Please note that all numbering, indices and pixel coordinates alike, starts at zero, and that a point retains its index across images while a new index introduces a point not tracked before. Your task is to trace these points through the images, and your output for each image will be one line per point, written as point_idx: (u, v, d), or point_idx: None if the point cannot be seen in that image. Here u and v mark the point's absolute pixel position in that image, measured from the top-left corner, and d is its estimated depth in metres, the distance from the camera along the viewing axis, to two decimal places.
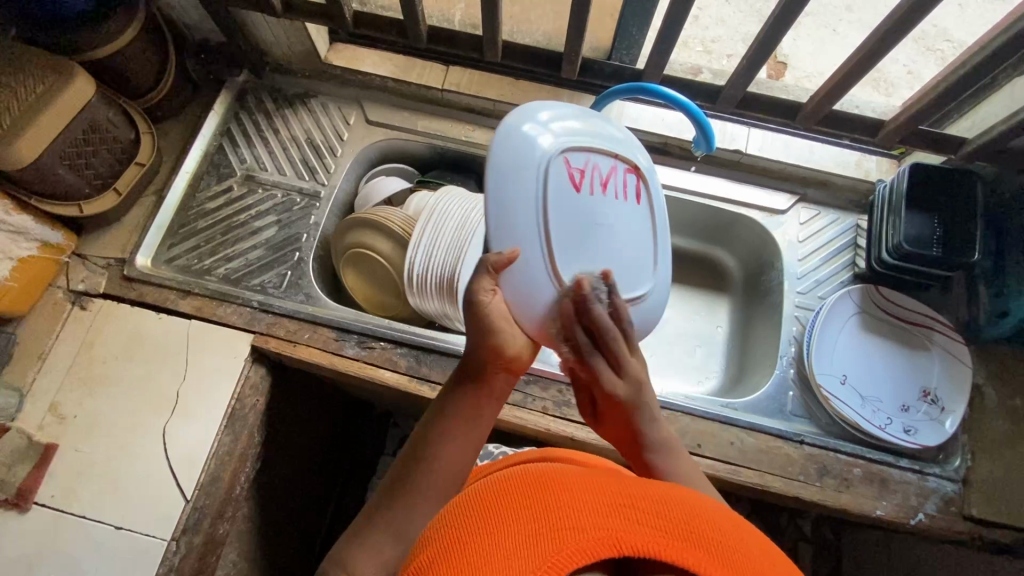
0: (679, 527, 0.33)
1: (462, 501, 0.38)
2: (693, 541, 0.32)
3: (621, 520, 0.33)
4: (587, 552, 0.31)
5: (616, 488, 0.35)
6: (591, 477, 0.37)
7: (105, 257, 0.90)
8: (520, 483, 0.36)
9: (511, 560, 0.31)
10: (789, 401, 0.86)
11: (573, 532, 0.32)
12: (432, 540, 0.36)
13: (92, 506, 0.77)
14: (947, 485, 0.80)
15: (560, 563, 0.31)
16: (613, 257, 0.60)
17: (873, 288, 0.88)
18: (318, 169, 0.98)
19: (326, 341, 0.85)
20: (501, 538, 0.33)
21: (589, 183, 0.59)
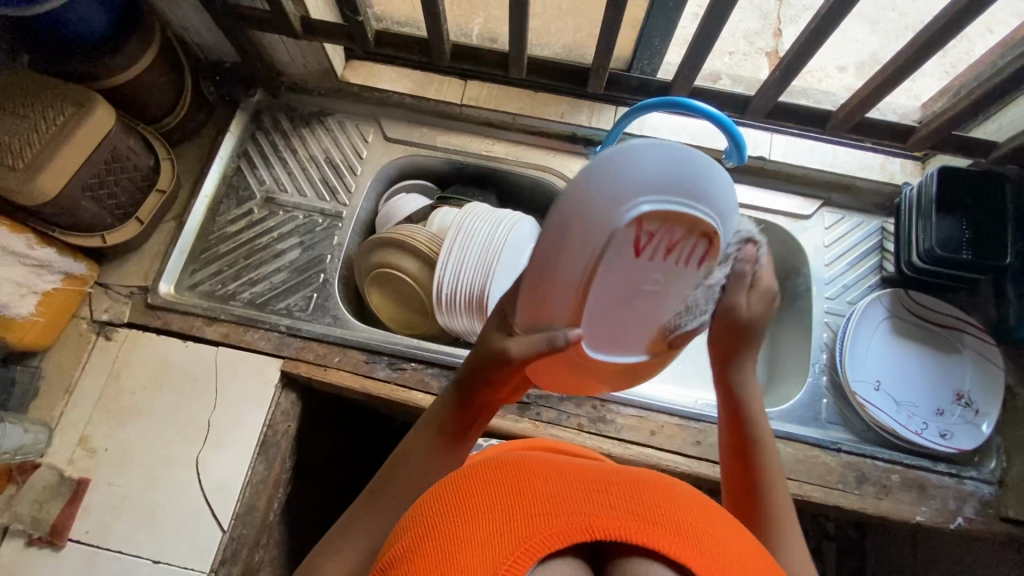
0: (644, 511, 0.34)
1: (437, 491, 0.38)
2: (659, 524, 0.34)
3: (592, 505, 0.34)
4: (560, 537, 0.33)
5: (584, 474, 0.37)
6: (562, 463, 0.39)
7: (128, 286, 0.89)
8: (495, 471, 0.37)
9: (483, 546, 0.32)
10: (823, 409, 0.85)
11: (546, 518, 0.33)
12: (410, 530, 0.37)
13: (129, 540, 0.76)
14: (984, 488, 0.80)
15: (530, 549, 0.32)
16: (644, 323, 0.49)
17: (903, 292, 0.88)
18: (338, 189, 0.97)
19: (357, 364, 0.84)
20: (476, 525, 0.34)
21: (656, 252, 0.44)
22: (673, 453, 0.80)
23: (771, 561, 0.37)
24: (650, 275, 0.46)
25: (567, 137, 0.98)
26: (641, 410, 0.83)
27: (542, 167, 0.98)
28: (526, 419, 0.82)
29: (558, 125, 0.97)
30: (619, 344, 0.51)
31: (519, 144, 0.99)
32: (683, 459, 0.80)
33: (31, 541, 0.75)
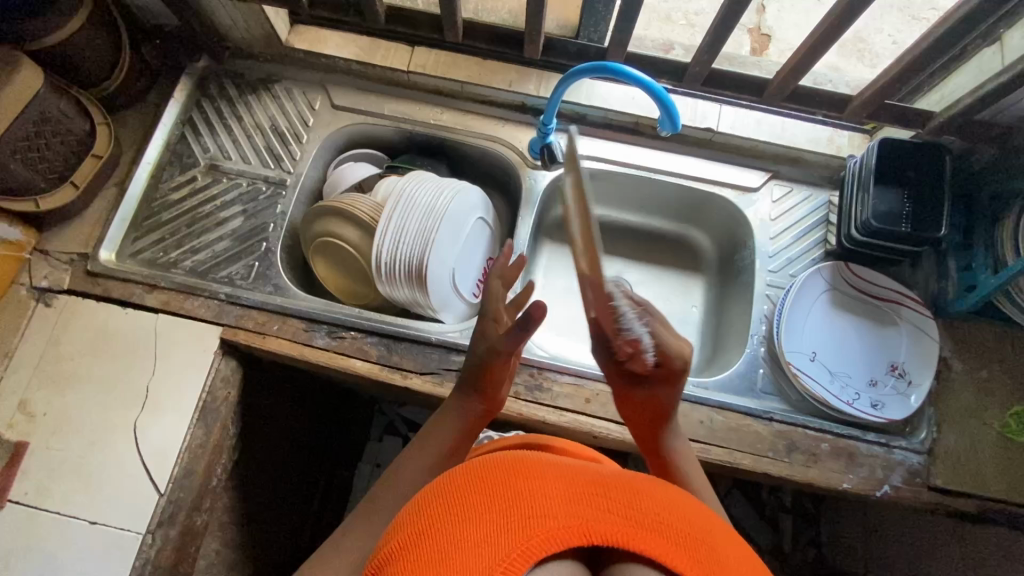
0: (643, 519, 0.36)
1: (442, 488, 0.39)
2: (658, 533, 0.36)
3: (591, 510, 0.36)
4: (558, 539, 0.34)
5: (593, 477, 0.39)
6: (571, 466, 0.40)
7: (68, 253, 0.88)
8: (506, 473, 0.38)
9: (486, 543, 0.34)
10: (759, 379, 0.86)
11: (546, 521, 0.35)
12: (416, 523, 0.38)
13: (65, 502, 0.77)
14: (913, 457, 0.81)
15: (529, 550, 0.34)
16: None
17: (843, 264, 0.89)
18: (283, 157, 0.96)
19: (295, 332, 0.85)
20: (478, 526, 0.35)
21: None
22: (607, 421, 0.81)
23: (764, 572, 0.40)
24: None
25: (516, 106, 0.97)
26: (577, 378, 0.83)
27: (491, 137, 0.97)
28: None
29: (506, 94, 0.96)
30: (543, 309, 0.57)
31: (468, 114, 0.98)
32: (615, 426, 0.81)
33: None
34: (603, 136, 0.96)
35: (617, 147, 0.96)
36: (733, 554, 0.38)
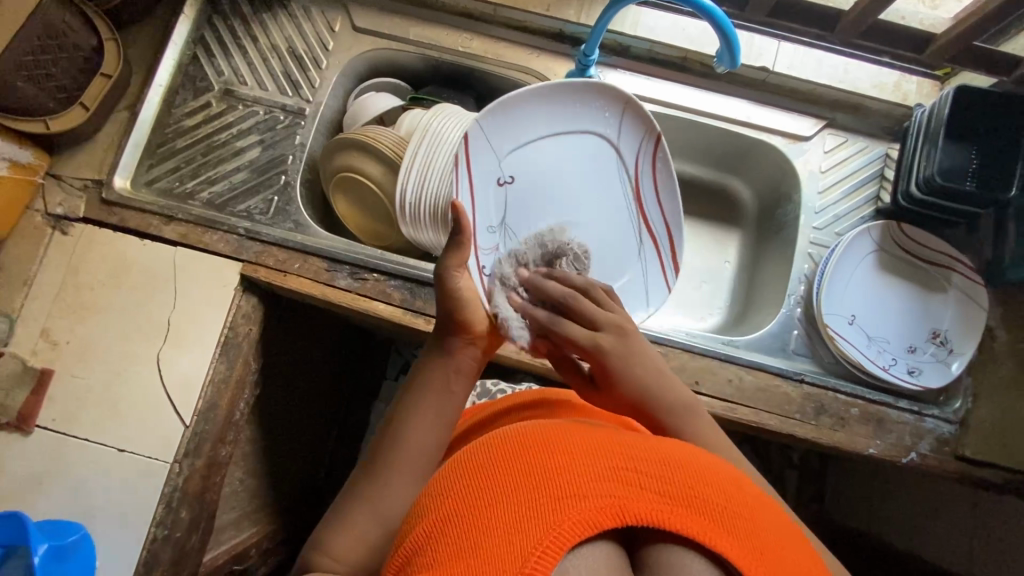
0: (677, 494, 0.35)
1: (459, 471, 0.38)
2: (696, 510, 0.34)
3: (623, 488, 0.34)
4: (591, 523, 0.33)
5: (622, 452, 0.37)
6: (597, 440, 0.39)
7: (82, 178, 0.85)
8: (531, 452, 0.37)
9: (513, 531, 0.33)
10: (792, 340, 0.83)
11: (578, 501, 0.33)
12: (435, 507, 0.37)
13: (92, 430, 0.78)
14: (943, 426, 0.80)
15: (560, 538, 0.32)
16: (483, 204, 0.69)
17: (895, 224, 0.83)
18: (302, 84, 0.90)
19: (317, 271, 0.82)
20: (504, 511, 0.34)
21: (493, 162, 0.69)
22: None
23: (805, 541, 0.38)
24: (489, 172, 0.69)
25: (553, 35, 0.89)
26: None
27: (524, 68, 0.89)
28: None
29: (544, 20, 0.88)
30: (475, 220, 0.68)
31: (500, 41, 0.90)
32: None
33: None
34: (645, 71, 0.89)
35: (666, 86, 0.88)
36: (776, 523, 0.37)
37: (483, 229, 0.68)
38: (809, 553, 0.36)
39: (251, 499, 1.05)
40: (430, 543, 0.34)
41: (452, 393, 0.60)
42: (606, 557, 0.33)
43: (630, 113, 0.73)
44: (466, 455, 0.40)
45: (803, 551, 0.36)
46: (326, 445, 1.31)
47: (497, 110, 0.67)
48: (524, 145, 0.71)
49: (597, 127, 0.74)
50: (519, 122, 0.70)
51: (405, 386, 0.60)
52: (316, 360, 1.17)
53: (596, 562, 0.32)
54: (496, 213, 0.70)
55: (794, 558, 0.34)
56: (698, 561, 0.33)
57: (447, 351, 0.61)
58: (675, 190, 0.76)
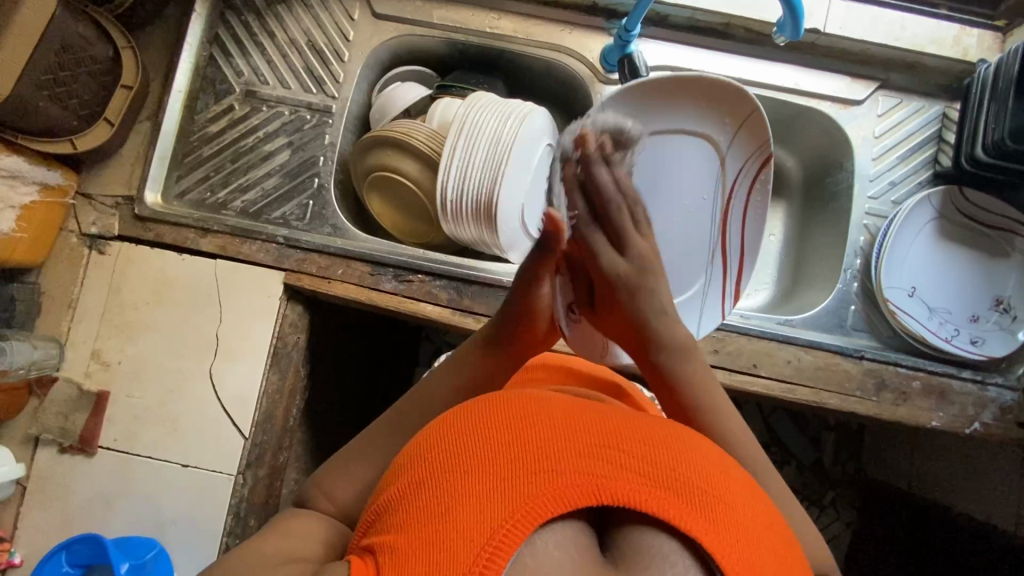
0: (655, 477, 0.39)
1: (446, 433, 0.43)
2: (669, 492, 0.39)
3: (602, 468, 0.39)
4: (565, 499, 0.38)
5: (605, 433, 0.41)
6: (580, 416, 0.43)
7: (112, 195, 0.83)
8: (514, 425, 0.41)
9: (492, 497, 0.37)
10: (850, 316, 0.81)
11: (555, 479, 0.38)
12: (421, 466, 0.41)
13: (154, 448, 0.79)
14: (1006, 394, 0.78)
15: (535, 511, 0.37)
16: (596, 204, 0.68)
17: (957, 189, 0.80)
18: (325, 79, 0.86)
19: (362, 276, 0.80)
20: (483, 477, 0.38)
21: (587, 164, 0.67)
22: None
23: (778, 520, 0.43)
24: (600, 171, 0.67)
25: (586, 8, 0.85)
26: None
27: (557, 47, 0.85)
28: None
29: None
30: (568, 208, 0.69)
31: (530, 19, 0.86)
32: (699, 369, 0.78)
33: (64, 449, 0.79)
34: (685, 41, 0.84)
35: (709, 57, 0.84)
36: (749, 505, 0.40)
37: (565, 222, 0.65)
38: (775, 531, 0.40)
39: None
40: (415, 499, 0.39)
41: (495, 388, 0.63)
42: (572, 529, 0.38)
43: (749, 127, 0.69)
44: (455, 419, 0.44)
45: (770, 527, 0.41)
46: None
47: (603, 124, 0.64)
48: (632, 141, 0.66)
49: (712, 134, 0.70)
50: (638, 113, 0.66)
51: (446, 369, 0.63)
52: (355, 356, 1.17)
53: (562, 534, 0.38)
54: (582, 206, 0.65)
55: (761, 544, 0.38)
56: (665, 538, 0.38)
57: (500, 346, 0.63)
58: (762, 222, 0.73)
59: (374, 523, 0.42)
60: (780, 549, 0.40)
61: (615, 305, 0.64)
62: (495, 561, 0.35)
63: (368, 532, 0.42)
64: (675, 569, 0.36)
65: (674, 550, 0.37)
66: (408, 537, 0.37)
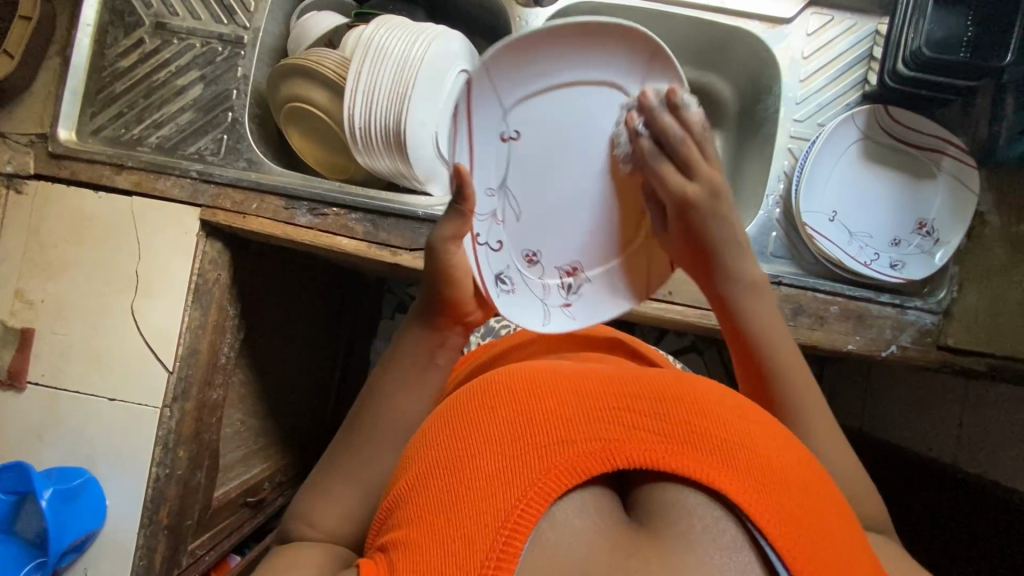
0: (673, 432, 0.39)
1: (450, 420, 0.43)
2: (689, 448, 0.38)
3: (613, 432, 0.38)
4: (581, 466, 0.37)
5: (614, 396, 0.41)
6: (585, 382, 0.43)
7: (26, 134, 0.82)
8: (519, 401, 0.41)
9: (503, 475, 0.37)
10: (771, 243, 0.80)
11: (566, 449, 0.37)
12: (429, 455, 0.41)
13: (81, 382, 0.80)
14: (926, 317, 0.77)
15: (552, 482, 0.36)
16: (530, 148, 0.59)
17: (882, 107, 0.77)
18: (236, 9, 0.84)
19: (276, 210, 0.80)
20: (493, 459, 0.38)
21: (464, 116, 0.53)
22: None
23: (807, 460, 0.42)
24: (491, 113, 0.55)
25: None
26: None
27: None
28: None
29: None
30: (495, 122, 0.56)
31: None
32: None
33: None
34: None
35: None
36: (772, 446, 0.40)
37: (481, 191, 0.56)
38: (804, 472, 0.40)
39: (257, 438, 1.09)
40: (423, 490, 0.38)
41: (436, 368, 0.56)
42: (592, 495, 0.38)
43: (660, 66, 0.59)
44: (457, 407, 0.44)
45: (800, 471, 0.40)
46: (331, 383, 1.35)
47: (485, 68, 0.53)
48: (529, 97, 0.57)
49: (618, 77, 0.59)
50: (527, 65, 0.56)
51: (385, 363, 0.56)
52: (308, 302, 1.18)
53: (581, 501, 0.37)
54: (495, 173, 0.57)
55: (789, 486, 0.38)
56: (689, 492, 0.37)
57: (430, 326, 0.57)
58: None
59: (385, 522, 0.41)
60: (812, 486, 0.39)
61: (688, 237, 0.58)
62: (514, 541, 0.34)
63: (382, 528, 0.41)
64: (703, 522, 0.36)
65: (697, 501, 0.36)
66: (421, 530, 0.36)
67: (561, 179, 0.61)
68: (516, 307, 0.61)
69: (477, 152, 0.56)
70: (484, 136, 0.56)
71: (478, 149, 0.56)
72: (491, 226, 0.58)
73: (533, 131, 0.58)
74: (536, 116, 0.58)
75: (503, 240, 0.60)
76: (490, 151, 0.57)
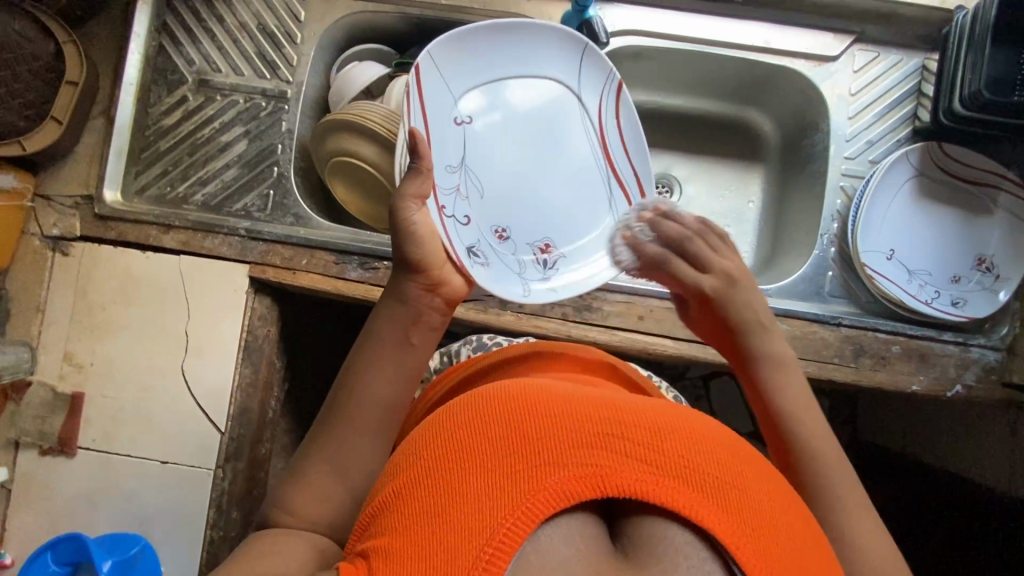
0: (665, 463, 0.36)
1: (439, 428, 0.41)
2: (682, 482, 0.36)
3: (604, 459, 0.36)
4: (568, 492, 0.35)
5: (607, 417, 0.38)
6: (582, 401, 0.40)
7: (72, 196, 0.82)
8: (513, 416, 0.39)
9: (488, 496, 0.35)
10: (827, 283, 0.79)
11: (554, 472, 0.35)
12: (414, 465, 0.39)
13: (133, 446, 0.79)
14: (990, 354, 0.76)
15: (535, 508, 0.34)
16: (482, 133, 0.71)
17: (936, 145, 0.77)
18: (278, 64, 0.85)
19: (326, 266, 0.79)
20: (479, 477, 0.36)
21: (417, 100, 0.64)
22: (661, 337, 0.78)
23: (800, 506, 0.39)
24: (444, 101, 0.67)
25: None
26: None
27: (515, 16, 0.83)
28: (508, 311, 0.78)
29: None
30: (449, 108, 0.68)
31: None
32: (671, 341, 0.78)
33: (44, 451, 0.79)
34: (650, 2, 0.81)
35: (673, 18, 0.81)
36: (764, 489, 0.38)
37: (439, 167, 0.67)
38: (792, 517, 0.37)
39: None
40: (404, 501, 0.37)
41: (412, 348, 0.56)
42: (578, 522, 0.35)
43: (589, 58, 0.73)
44: (448, 417, 0.42)
45: (791, 514, 0.37)
46: None
47: (430, 59, 0.65)
48: (475, 88, 0.70)
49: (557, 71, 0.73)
50: (473, 61, 0.69)
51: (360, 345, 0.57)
52: None
53: (567, 528, 0.35)
54: (453, 154, 0.68)
55: (781, 531, 0.35)
56: (677, 530, 0.35)
57: (403, 299, 0.57)
58: (638, 131, 0.75)
59: (367, 527, 0.39)
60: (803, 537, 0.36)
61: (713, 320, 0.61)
62: (496, 562, 0.33)
63: (363, 534, 0.39)
64: (689, 564, 0.33)
65: (681, 540, 0.34)
66: (398, 541, 0.35)
67: (512, 164, 0.73)
68: (494, 279, 0.67)
69: (435, 134, 0.66)
70: (438, 122, 0.67)
71: (435, 133, 0.66)
72: (456, 201, 0.68)
73: (482, 120, 0.71)
74: (484, 103, 0.70)
75: (470, 216, 0.69)
76: (445, 135, 0.67)
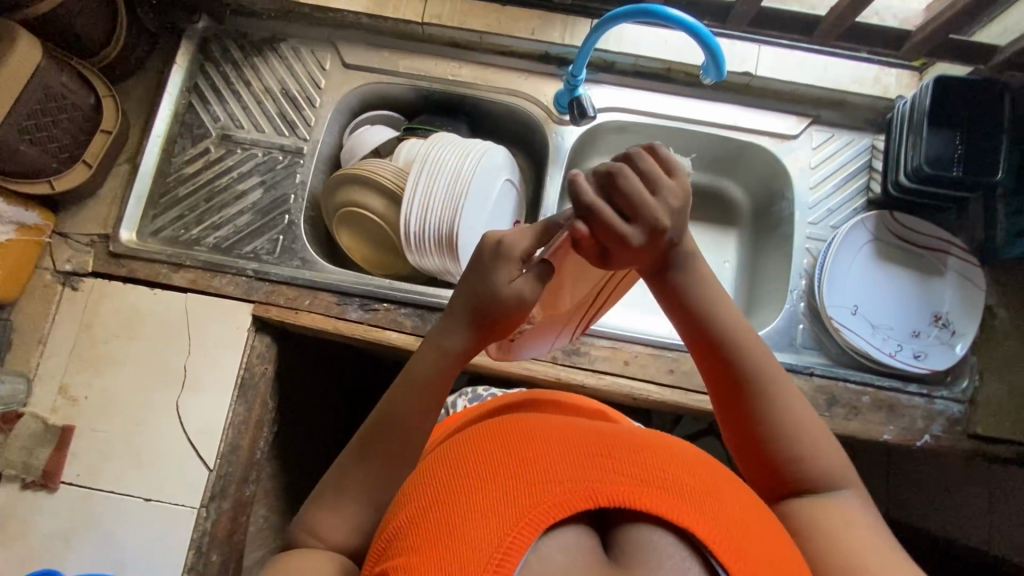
0: (650, 477, 0.38)
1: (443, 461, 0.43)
2: (665, 490, 0.37)
3: (595, 473, 0.38)
4: (566, 505, 0.36)
5: (595, 441, 0.40)
6: (573, 430, 0.42)
7: (88, 234, 0.86)
8: (511, 442, 0.41)
9: (492, 513, 0.36)
10: (799, 334, 0.85)
11: (550, 486, 0.37)
12: (422, 495, 0.40)
13: (117, 482, 0.78)
14: (954, 406, 0.80)
15: (536, 520, 0.36)
16: None
17: (889, 214, 0.86)
18: (297, 123, 0.93)
19: (328, 306, 0.83)
20: (481, 497, 0.37)
21: None
22: (646, 383, 0.82)
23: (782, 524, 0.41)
24: None
25: (540, 57, 0.94)
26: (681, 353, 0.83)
27: (514, 92, 0.93)
28: None
29: (529, 43, 0.92)
30: None
31: (488, 68, 0.94)
32: (655, 387, 0.81)
33: (26, 485, 0.78)
34: (633, 84, 0.92)
35: (652, 97, 0.92)
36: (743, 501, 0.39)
37: None
38: (771, 531, 0.39)
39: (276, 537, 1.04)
40: (413, 524, 0.38)
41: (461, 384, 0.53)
42: (575, 534, 0.37)
43: None
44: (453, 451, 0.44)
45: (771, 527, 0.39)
46: None
47: None
48: None
49: None
50: None
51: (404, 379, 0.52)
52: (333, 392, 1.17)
53: (564, 539, 0.36)
54: None
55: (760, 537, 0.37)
56: (660, 533, 0.36)
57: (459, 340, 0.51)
58: None
59: (382, 555, 0.40)
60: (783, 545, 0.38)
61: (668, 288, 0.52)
62: (506, 565, 0.34)
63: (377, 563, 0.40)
64: (673, 563, 0.35)
65: (667, 543, 0.35)
66: (411, 560, 0.36)
67: None
68: None
69: None
70: None
71: None
72: None
73: None
74: None
75: None
76: None
